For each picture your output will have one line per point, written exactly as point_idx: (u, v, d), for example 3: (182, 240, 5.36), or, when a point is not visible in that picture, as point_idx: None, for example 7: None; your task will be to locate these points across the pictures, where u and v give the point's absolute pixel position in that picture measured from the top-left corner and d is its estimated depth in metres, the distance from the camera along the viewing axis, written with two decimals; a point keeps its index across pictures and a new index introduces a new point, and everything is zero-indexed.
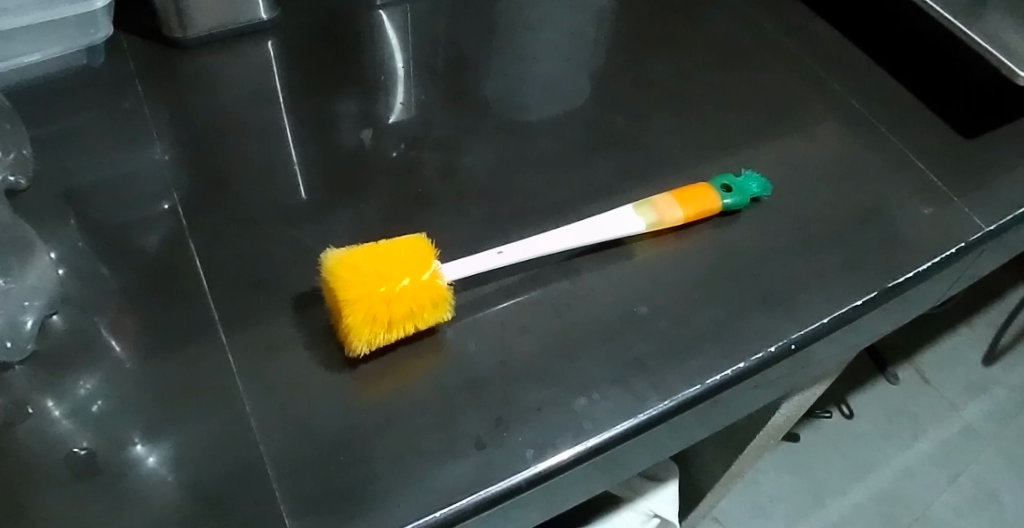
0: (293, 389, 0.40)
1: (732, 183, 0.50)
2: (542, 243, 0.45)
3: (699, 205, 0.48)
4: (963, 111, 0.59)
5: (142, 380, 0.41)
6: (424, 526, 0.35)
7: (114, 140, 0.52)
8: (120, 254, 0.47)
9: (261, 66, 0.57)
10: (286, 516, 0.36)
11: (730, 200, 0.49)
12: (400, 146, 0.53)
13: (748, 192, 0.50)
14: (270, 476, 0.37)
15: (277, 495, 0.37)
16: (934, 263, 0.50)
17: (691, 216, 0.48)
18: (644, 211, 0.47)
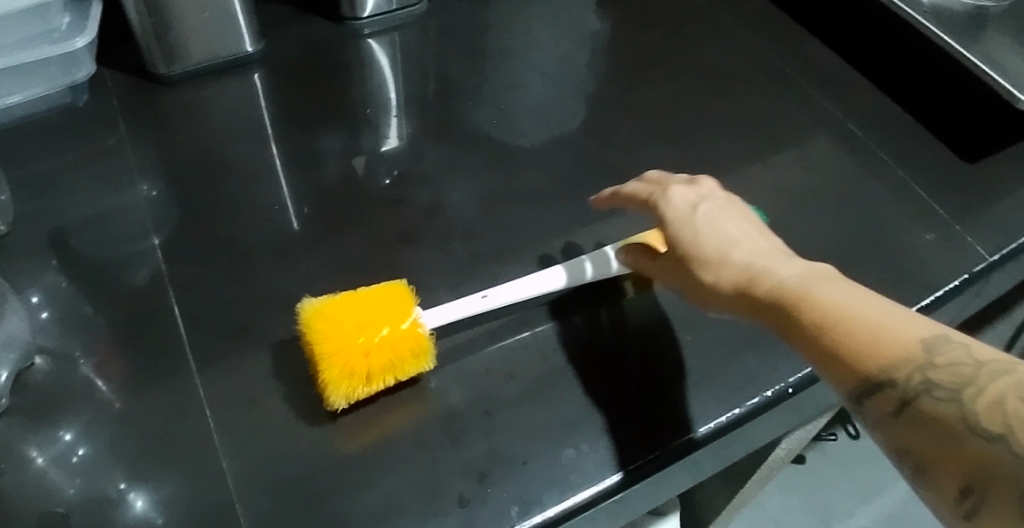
0: (274, 441, 0.39)
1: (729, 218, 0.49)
2: (533, 283, 0.44)
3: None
4: (964, 134, 0.58)
5: (121, 431, 0.40)
6: None
7: (97, 180, 0.51)
8: (102, 298, 0.46)
9: (246, 101, 0.56)
10: None
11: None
12: (388, 180, 0.53)
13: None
14: None
15: None
16: (936, 297, 0.49)
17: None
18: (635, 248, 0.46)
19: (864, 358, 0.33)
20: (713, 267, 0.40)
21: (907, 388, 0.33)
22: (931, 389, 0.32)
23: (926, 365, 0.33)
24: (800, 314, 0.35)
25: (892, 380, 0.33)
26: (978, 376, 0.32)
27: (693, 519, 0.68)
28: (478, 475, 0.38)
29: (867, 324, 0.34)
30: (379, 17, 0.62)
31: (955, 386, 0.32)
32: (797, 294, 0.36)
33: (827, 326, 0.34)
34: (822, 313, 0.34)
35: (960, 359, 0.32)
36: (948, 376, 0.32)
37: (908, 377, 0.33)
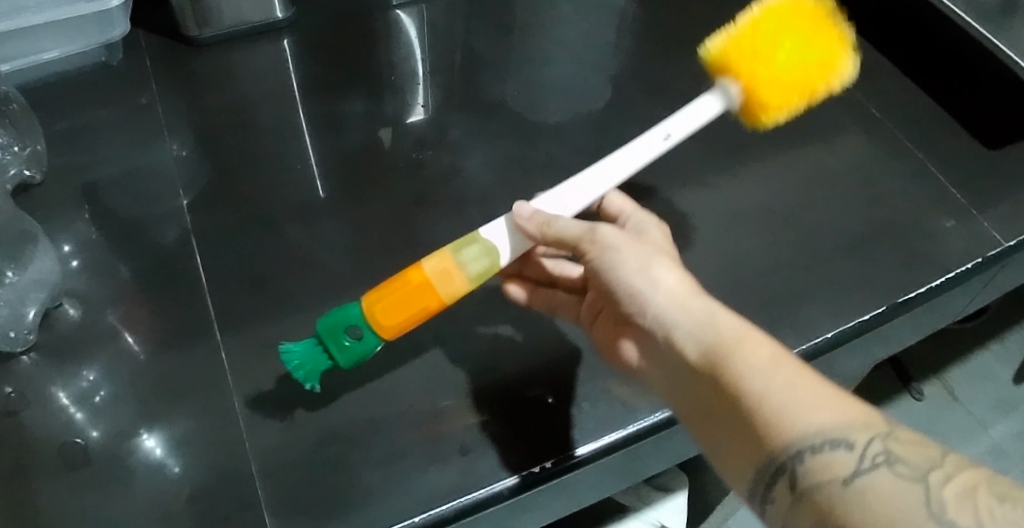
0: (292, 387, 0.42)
1: (353, 363, 0.39)
2: (549, 197, 0.42)
3: (412, 323, 0.39)
4: (990, 121, 0.57)
5: (143, 375, 0.43)
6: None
7: (128, 136, 0.53)
8: (131, 250, 0.48)
9: (275, 66, 0.58)
10: (268, 515, 0.37)
11: (350, 347, 0.38)
12: (408, 151, 0.54)
13: (308, 365, 0.39)
14: (254, 473, 0.39)
15: (260, 493, 0.38)
16: (948, 279, 0.49)
17: (412, 277, 0.38)
18: (469, 243, 0.40)
19: (812, 411, 0.29)
20: (654, 268, 0.37)
21: (864, 457, 0.28)
22: (891, 459, 0.28)
23: (891, 434, 0.29)
24: (753, 341, 0.32)
25: (852, 440, 0.29)
26: (945, 460, 0.28)
27: (699, 495, 0.68)
28: (481, 427, 0.40)
29: (824, 380, 0.31)
30: None
31: (919, 463, 0.28)
32: (754, 326, 0.33)
33: (778, 353, 0.31)
34: (782, 347, 0.32)
35: (927, 444, 0.29)
36: (914, 453, 0.28)
37: (869, 446, 0.29)
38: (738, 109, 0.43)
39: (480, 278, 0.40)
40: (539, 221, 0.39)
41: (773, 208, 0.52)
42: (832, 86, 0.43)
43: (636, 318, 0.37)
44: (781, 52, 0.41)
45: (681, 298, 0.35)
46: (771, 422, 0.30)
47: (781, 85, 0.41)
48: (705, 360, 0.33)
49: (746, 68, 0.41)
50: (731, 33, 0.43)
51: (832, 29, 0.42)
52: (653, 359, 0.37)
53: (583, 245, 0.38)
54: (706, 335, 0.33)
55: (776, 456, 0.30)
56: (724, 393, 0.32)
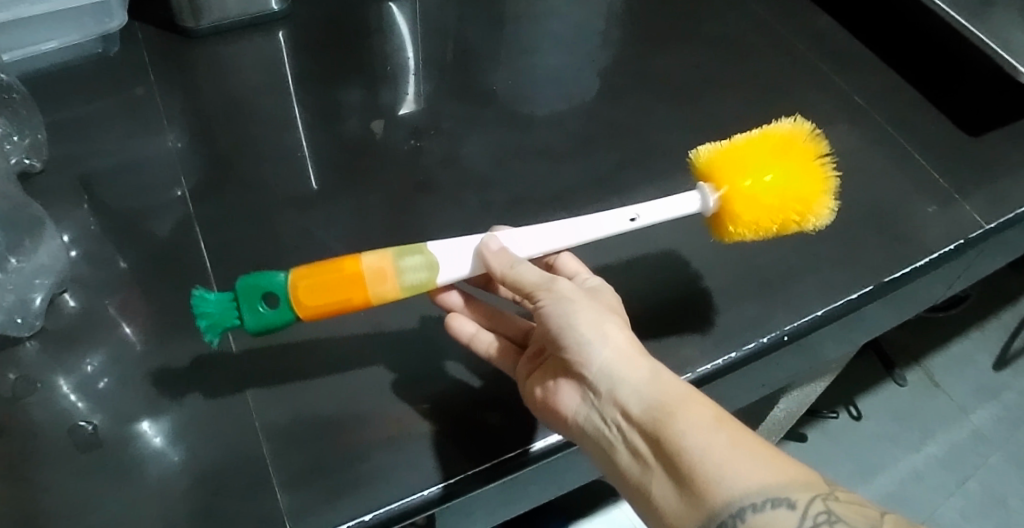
0: (305, 368, 0.44)
1: (260, 330, 0.40)
2: (518, 238, 0.43)
3: (330, 309, 0.40)
4: (968, 108, 0.59)
5: (152, 361, 0.44)
6: (414, 503, 0.40)
7: (126, 126, 0.54)
8: (135, 236, 0.49)
9: (271, 57, 0.58)
10: (280, 491, 0.40)
11: (265, 314, 0.39)
12: (396, 142, 0.54)
13: (215, 318, 0.39)
14: (265, 452, 0.41)
15: (272, 471, 0.40)
16: (932, 259, 0.51)
17: (346, 265, 0.40)
18: (414, 252, 0.42)
19: (754, 472, 0.32)
20: (601, 325, 0.39)
21: (806, 516, 0.31)
22: (832, 520, 0.31)
23: (830, 494, 0.32)
24: (694, 403, 0.35)
25: (792, 500, 0.31)
26: (882, 518, 0.32)
27: None
28: (483, 410, 0.43)
29: (760, 443, 0.33)
30: None
31: (857, 523, 0.31)
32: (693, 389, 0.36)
33: (718, 414, 0.34)
34: (720, 409, 0.35)
35: (859, 506, 0.32)
36: (853, 513, 0.32)
37: (810, 506, 0.32)
38: (711, 218, 0.43)
39: (412, 288, 0.42)
40: (506, 259, 0.41)
41: None
42: (809, 220, 0.42)
43: (582, 368, 0.39)
44: (764, 174, 0.41)
45: (627, 354, 0.38)
46: (713, 480, 0.32)
47: (755, 201, 0.41)
48: (649, 417, 0.35)
49: (728, 179, 0.42)
50: (724, 146, 0.44)
51: (822, 167, 0.42)
52: (593, 415, 0.39)
53: (539, 294, 0.40)
54: (654, 394, 0.36)
55: (717, 515, 0.31)
56: (670, 450, 0.33)
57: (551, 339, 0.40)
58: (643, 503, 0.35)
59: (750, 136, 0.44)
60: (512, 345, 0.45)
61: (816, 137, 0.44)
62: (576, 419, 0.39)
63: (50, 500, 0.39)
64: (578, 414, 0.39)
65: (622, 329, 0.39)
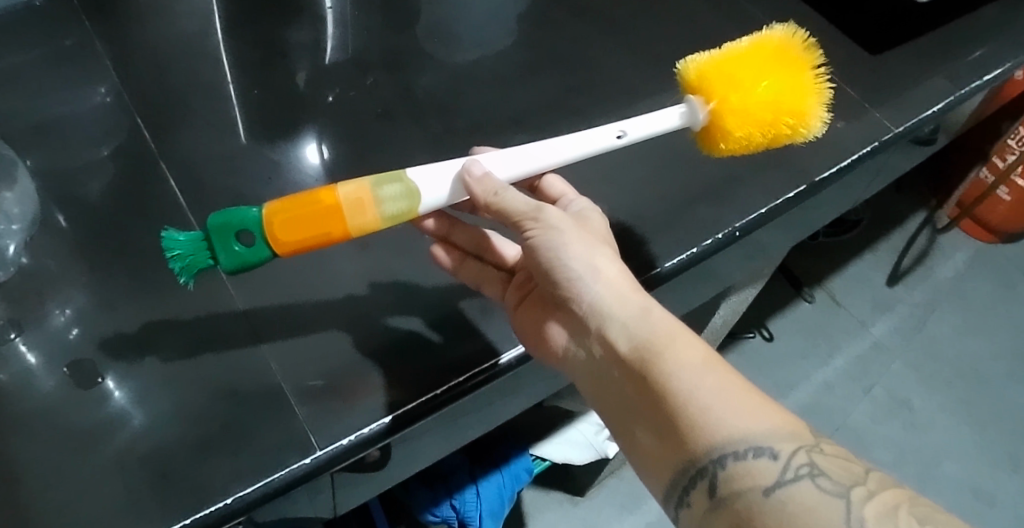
0: (300, 294, 0.46)
1: (236, 268, 0.41)
2: (488, 160, 0.45)
3: (309, 243, 0.41)
4: (868, 29, 0.65)
5: (128, 301, 0.44)
6: (426, 402, 0.43)
7: (62, 78, 0.53)
8: (105, 179, 0.49)
9: (205, 4, 0.58)
10: (297, 404, 0.42)
11: (240, 252, 0.41)
12: (334, 92, 0.55)
13: (190, 259, 0.41)
14: (275, 372, 0.43)
15: (285, 388, 0.42)
16: (853, 161, 0.57)
17: (323, 197, 0.41)
18: (392, 181, 0.42)
19: (737, 422, 0.35)
20: (591, 269, 0.41)
21: (788, 468, 0.34)
22: (814, 471, 0.34)
23: (814, 447, 0.35)
24: (686, 344, 0.38)
25: (775, 452, 0.34)
26: (865, 474, 0.34)
27: None
28: (470, 322, 0.47)
29: (747, 389, 0.36)
30: None
31: (840, 475, 0.34)
32: (685, 331, 0.39)
33: (710, 358, 0.37)
34: (712, 352, 0.37)
35: (843, 460, 0.35)
36: (836, 467, 0.34)
37: (793, 457, 0.34)
38: (700, 128, 0.49)
39: (392, 218, 0.43)
40: (490, 185, 0.43)
41: None
42: (800, 130, 0.48)
43: (572, 302, 0.42)
44: (757, 86, 0.46)
45: (621, 293, 0.41)
46: (699, 426, 0.35)
47: (746, 110, 0.46)
48: (638, 355, 0.38)
49: (719, 91, 0.47)
50: (716, 56, 0.48)
51: (810, 76, 0.48)
52: (585, 346, 0.42)
53: (526, 223, 0.43)
54: (643, 332, 0.39)
55: (699, 458, 0.35)
56: (657, 388, 0.37)
57: (543, 273, 0.43)
58: (625, 432, 0.40)
59: (743, 47, 0.48)
60: (499, 274, 0.48)
61: (804, 50, 0.49)
62: (569, 351, 0.43)
63: (56, 436, 0.39)
64: (568, 348, 0.43)
65: (616, 271, 0.41)
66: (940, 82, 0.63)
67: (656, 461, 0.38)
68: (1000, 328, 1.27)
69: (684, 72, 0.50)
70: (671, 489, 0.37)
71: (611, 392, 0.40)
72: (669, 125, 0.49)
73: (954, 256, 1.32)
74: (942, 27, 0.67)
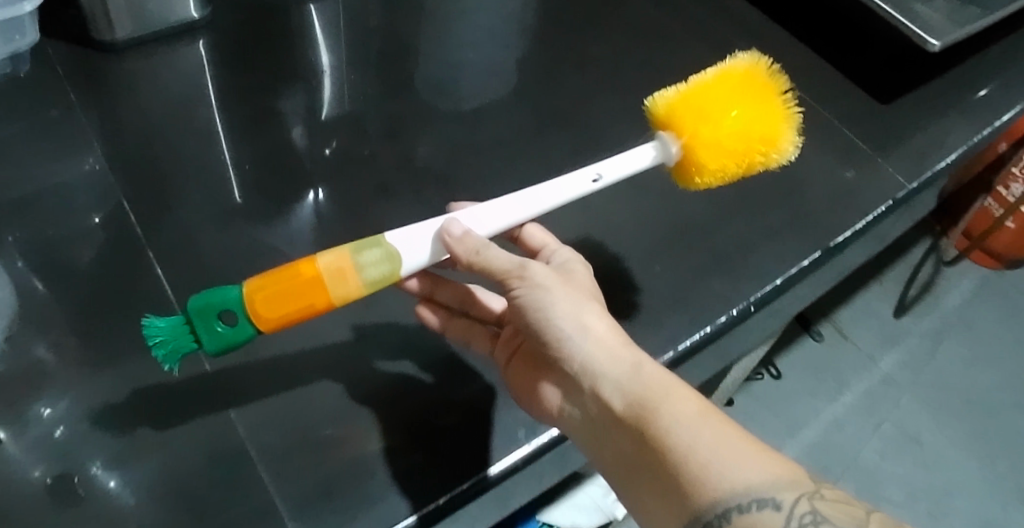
0: (299, 376, 0.44)
1: (220, 349, 0.38)
2: (481, 214, 0.43)
3: (292, 317, 0.39)
4: (875, 75, 0.64)
5: (113, 397, 0.42)
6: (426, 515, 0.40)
7: (47, 152, 0.51)
8: (90, 260, 0.47)
9: (195, 68, 0.56)
10: (288, 518, 0.39)
11: (222, 333, 0.38)
12: (331, 146, 0.54)
13: (172, 345, 0.38)
14: (265, 481, 0.40)
15: (276, 500, 0.40)
16: (868, 221, 0.56)
17: (303, 269, 0.38)
18: (372, 245, 0.41)
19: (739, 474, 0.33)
20: (579, 321, 0.39)
21: (791, 518, 0.32)
22: (817, 520, 0.32)
23: (815, 492, 0.33)
24: (679, 398, 0.35)
25: (778, 501, 0.33)
26: (866, 518, 0.33)
27: None
28: (476, 413, 0.44)
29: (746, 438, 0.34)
30: None
31: (843, 522, 0.32)
32: (679, 383, 0.36)
33: (707, 411, 0.34)
34: (705, 403, 0.35)
35: (845, 504, 0.33)
36: (838, 511, 0.33)
37: (796, 506, 0.33)
38: (674, 164, 0.46)
39: (374, 283, 0.41)
40: (471, 244, 0.40)
41: None
42: (773, 156, 0.46)
43: (562, 362, 0.39)
44: (727, 115, 0.44)
45: (611, 346, 0.38)
46: (700, 483, 0.33)
47: (719, 143, 0.44)
48: (633, 413, 0.36)
49: (690, 126, 0.44)
50: (681, 90, 0.46)
51: (780, 101, 0.46)
52: (578, 406, 0.40)
53: (511, 282, 0.40)
54: (636, 388, 0.36)
55: (702, 514, 0.32)
56: (655, 446, 0.34)
57: (529, 329, 0.41)
58: (625, 494, 0.37)
59: (709, 76, 0.47)
60: (486, 329, 0.47)
61: (771, 75, 0.47)
62: (564, 410, 0.40)
63: None
64: (563, 408, 0.40)
65: (603, 320, 0.39)
66: (951, 130, 0.62)
67: (658, 523, 0.35)
68: (1009, 360, 1.25)
69: (651, 109, 0.48)
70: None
71: (609, 455, 0.38)
72: (642, 166, 0.46)
73: (960, 286, 1.30)
74: (954, 67, 0.66)
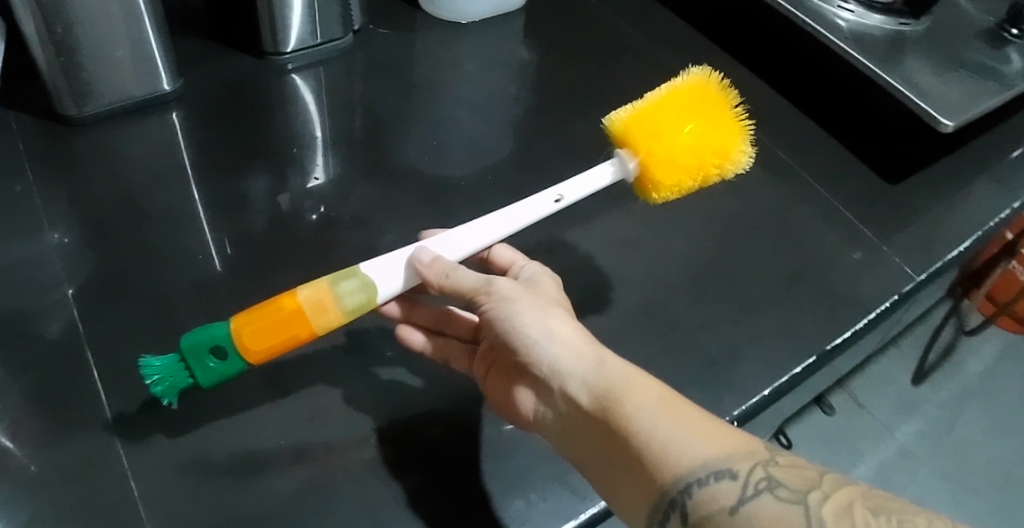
0: (255, 474, 0.41)
1: (216, 382, 0.40)
2: (463, 236, 0.44)
3: (279, 348, 0.40)
4: (884, 155, 0.62)
5: (38, 505, 0.38)
6: None
7: (3, 228, 0.49)
8: (29, 347, 0.44)
9: (167, 140, 0.55)
10: None
11: (215, 367, 0.40)
12: (319, 210, 0.52)
13: (168, 381, 0.40)
14: None
15: None
16: (870, 320, 0.52)
17: (284, 303, 0.40)
18: (348, 276, 0.41)
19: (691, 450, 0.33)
20: (541, 322, 0.39)
21: (748, 485, 0.32)
22: (773, 485, 0.32)
23: (770, 460, 0.33)
24: (636, 389, 0.36)
25: (735, 470, 0.32)
26: (821, 479, 0.32)
27: None
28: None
29: (701, 420, 0.34)
30: (303, 51, 0.60)
31: (797, 485, 0.32)
32: (637, 373, 0.37)
33: (664, 398, 0.35)
34: (658, 388, 0.36)
35: (800, 466, 0.33)
36: (793, 476, 0.32)
37: (752, 474, 0.32)
38: (632, 179, 0.47)
39: (356, 311, 0.42)
40: (439, 270, 0.41)
41: (696, 261, 0.54)
42: (727, 167, 0.46)
43: (532, 368, 0.39)
44: (679, 132, 0.45)
45: (574, 342, 0.39)
46: (661, 461, 0.33)
47: (674, 159, 0.45)
48: (598, 406, 0.36)
49: (644, 143, 0.45)
50: (636, 109, 0.47)
51: (732, 114, 0.47)
52: (547, 408, 0.39)
53: (480, 298, 0.40)
54: (601, 381, 0.37)
55: (667, 491, 0.33)
56: (620, 437, 0.35)
57: (499, 341, 0.41)
58: (598, 488, 0.36)
59: (661, 94, 0.48)
60: (465, 345, 0.46)
61: (721, 89, 0.48)
62: (538, 413, 0.40)
63: None
64: (534, 412, 0.40)
65: (564, 317, 0.40)
66: (960, 217, 0.59)
67: (630, 509, 0.35)
68: None
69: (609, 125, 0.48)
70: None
71: (580, 454, 0.37)
72: (603, 184, 0.47)
73: (982, 351, 1.24)
74: (969, 141, 0.63)
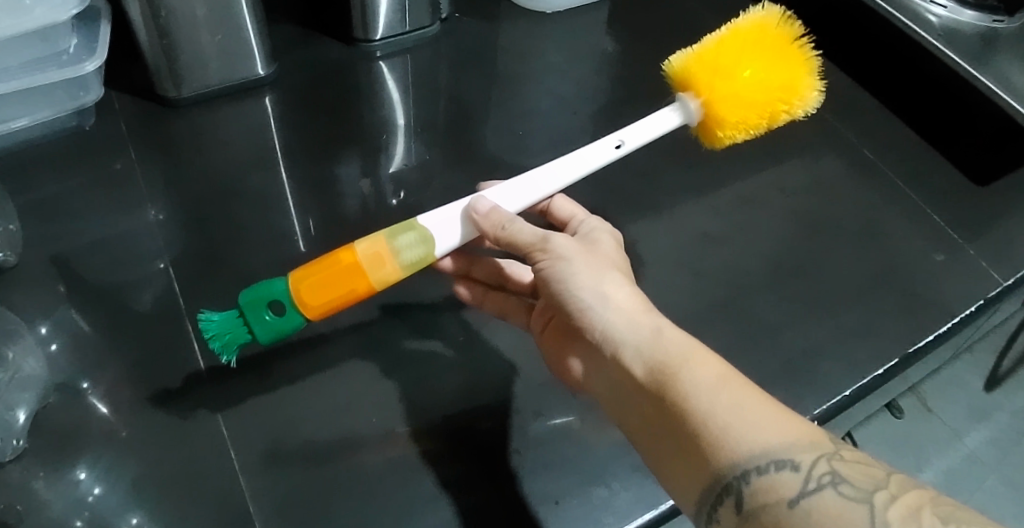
0: (339, 449, 0.42)
1: (273, 338, 0.39)
2: (539, 179, 0.45)
3: (338, 303, 0.40)
4: (974, 156, 0.60)
5: (139, 468, 0.41)
6: None
7: (106, 204, 0.52)
8: (130, 318, 0.46)
9: (259, 123, 0.56)
10: None
11: (273, 322, 0.39)
12: (399, 194, 0.53)
13: (228, 336, 0.39)
14: None
15: None
16: (952, 325, 0.50)
17: (342, 257, 0.39)
18: (405, 230, 0.42)
19: (749, 436, 0.31)
20: (597, 289, 0.38)
21: (810, 478, 0.29)
22: (836, 481, 0.29)
23: (834, 454, 0.30)
24: (692, 363, 0.34)
25: (796, 463, 0.30)
26: (888, 479, 0.30)
27: None
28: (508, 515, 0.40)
29: (764, 405, 0.32)
30: (391, 39, 0.61)
31: (862, 482, 0.29)
32: (698, 348, 0.35)
33: (725, 376, 0.33)
34: (717, 366, 0.33)
35: (865, 464, 0.30)
36: (858, 473, 0.30)
37: (814, 467, 0.30)
38: (698, 121, 0.47)
39: (411, 266, 0.42)
40: (496, 220, 0.41)
41: (776, 258, 0.53)
42: (795, 104, 0.47)
43: (586, 331, 0.38)
44: (744, 70, 0.45)
45: (630, 313, 0.37)
46: (716, 440, 0.31)
47: (741, 97, 0.45)
48: (653, 379, 0.34)
49: (710, 83, 0.46)
50: (697, 51, 0.47)
51: (795, 48, 0.47)
52: (601, 375, 0.38)
53: (536, 254, 0.40)
54: (657, 353, 0.35)
55: (721, 475, 0.31)
56: (673, 411, 0.33)
57: (556, 303, 0.40)
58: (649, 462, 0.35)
59: (722, 34, 0.48)
60: (522, 302, 0.48)
61: (783, 24, 0.48)
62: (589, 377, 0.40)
63: None
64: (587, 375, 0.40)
65: (621, 287, 0.39)
66: None
67: (679, 488, 0.33)
68: None
69: (670, 72, 0.49)
70: (697, 511, 0.32)
71: (631, 424, 0.36)
72: (669, 127, 0.48)
73: None
74: None
